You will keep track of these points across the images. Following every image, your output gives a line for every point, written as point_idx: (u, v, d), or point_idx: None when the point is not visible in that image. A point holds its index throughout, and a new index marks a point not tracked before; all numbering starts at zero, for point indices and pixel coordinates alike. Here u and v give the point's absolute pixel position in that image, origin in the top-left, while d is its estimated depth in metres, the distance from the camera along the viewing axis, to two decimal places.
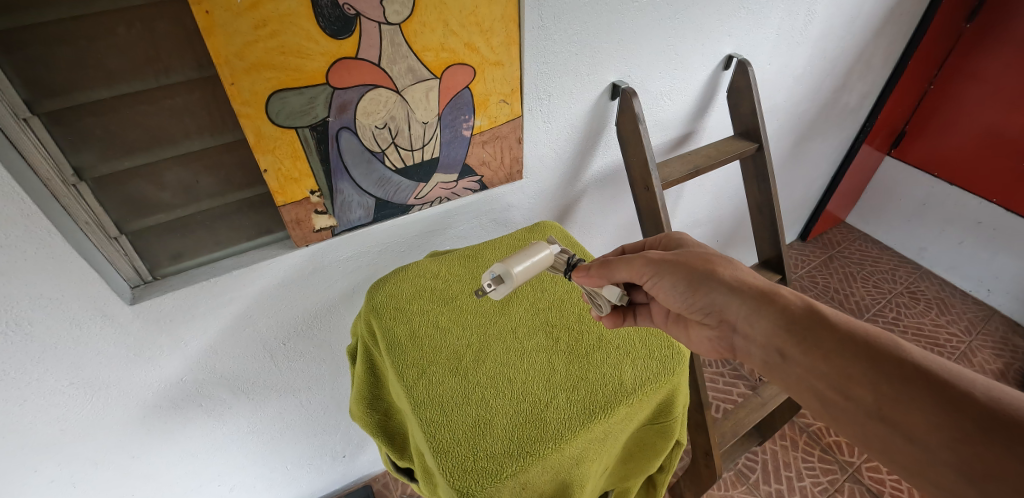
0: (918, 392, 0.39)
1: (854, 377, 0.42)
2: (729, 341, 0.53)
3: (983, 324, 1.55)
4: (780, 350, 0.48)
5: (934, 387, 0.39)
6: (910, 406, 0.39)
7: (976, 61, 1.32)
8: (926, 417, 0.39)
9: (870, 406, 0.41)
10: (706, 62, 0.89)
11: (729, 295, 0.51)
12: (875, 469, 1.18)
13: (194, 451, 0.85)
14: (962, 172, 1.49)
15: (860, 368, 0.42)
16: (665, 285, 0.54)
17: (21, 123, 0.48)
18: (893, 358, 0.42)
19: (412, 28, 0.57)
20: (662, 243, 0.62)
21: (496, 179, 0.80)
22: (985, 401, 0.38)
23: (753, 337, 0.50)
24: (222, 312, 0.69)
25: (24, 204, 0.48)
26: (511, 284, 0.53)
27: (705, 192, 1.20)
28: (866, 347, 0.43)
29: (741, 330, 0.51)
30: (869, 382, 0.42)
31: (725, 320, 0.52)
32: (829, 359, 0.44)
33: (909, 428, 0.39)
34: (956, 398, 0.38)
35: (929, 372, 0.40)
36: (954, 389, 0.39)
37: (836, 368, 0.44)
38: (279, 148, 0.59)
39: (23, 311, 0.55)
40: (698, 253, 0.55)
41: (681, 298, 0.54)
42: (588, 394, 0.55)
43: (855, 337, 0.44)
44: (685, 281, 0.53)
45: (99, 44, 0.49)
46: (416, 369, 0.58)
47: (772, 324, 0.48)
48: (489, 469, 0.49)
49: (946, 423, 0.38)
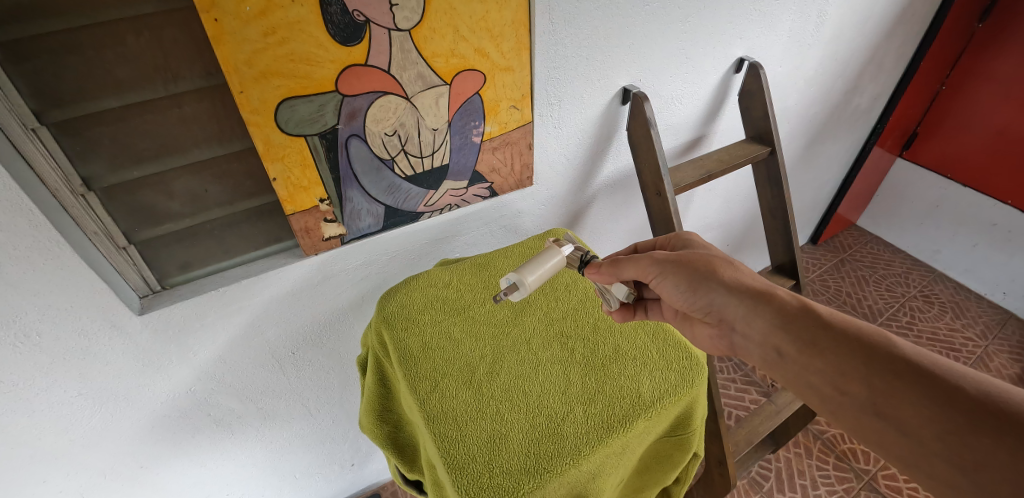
0: (909, 386, 0.39)
1: (847, 374, 0.42)
2: (729, 341, 0.52)
3: (999, 329, 1.53)
4: (777, 348, 0.47)
5: (925, 381, 0.39)
6: (902, 399, 0.39)
7: (988, 61, 1.30)
8: (918, 411, 0.38)
9: (865, 401, 0.41)
10: (717, 64, 0.88)
11: (729, 296, 0.50)
12: (892, 477, 1.16)
13: (203, 463, 0.84)
14: (975, 172, 1.47)
15: (854, 365, 0.42)
16: (667, 284, 0.53)
17: (29, 133, 0.47)
18: (884, 354, 0.41)
19: (421, 34, 0.57)
20: (671, 243, 0.60)
21: (506, 185, 0.80)
22: (974, 393, 0.37)
23: (750, 336, 0.49)
24: (231, 321, 0.69)
25: (31, 214, 0.47)
26: (524, 291, 0.52)
27: (717, 196, 1.18)
28: (859, 344, 0.43)
29: (740, 329, 0.50)
30: (863, 378, 0.41)
31: (725, 320, 0.51)
32: (823, 356, 0.43)
33: (902, 421, 0.39)
34: (947, 391, 0.38)
35: (920, 367, 0.40)
36: (944, 382, 0.38)
37: (830, 364, 0.43)
38: (288, 156, 0.58)
39: (30, 322, 0.54)
40: (701, 255, 0.54)
41: (682, 297, 0.53)
42: (606, 409, 0.54)
43: (849, 333, 0.44)
44: (686, 281, 0.52)
45: (108, 54, 0.48)
46: (429, 383, 0.56)
47: (768, 324, 0.47)
48: (506, 486, 0.47)
49: (938, 416, 0.37)
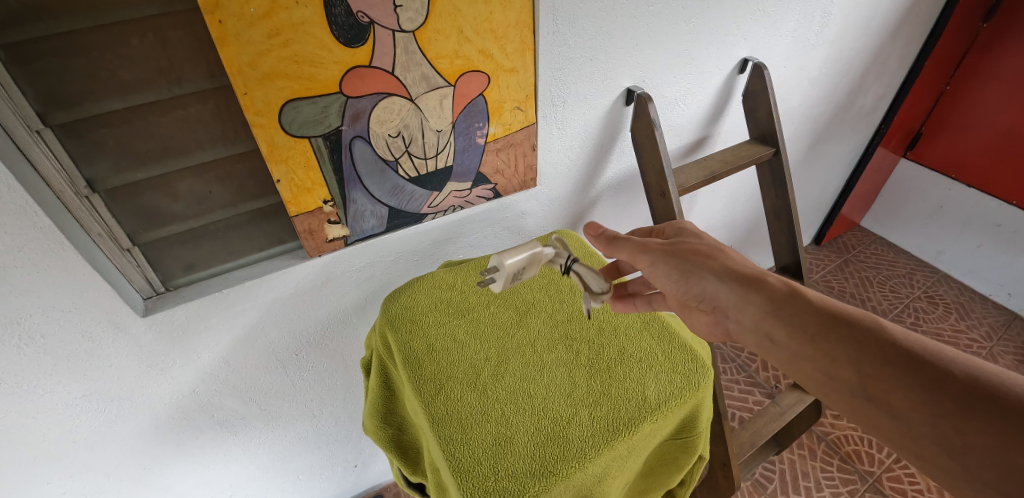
0: (899, 371, 0.39)
1: (837, 360, 0.42)
2: (724, 327, 0.52)
3: (1004, 330, 1.52)
4: (769, 334, 0.47)
5: (914, 365, 0.39)
6: (891, 384, 0.39)
7: (993, 61, 1.30)
8: (909, 396, 0.38)
9: (855, 386, 0.41)
10: (722, 65, 0.88)
11: (721, 285, 0.51)
12: (897, 479, 1.16)
13: (207, 464, 0.84)
14: (980, 172, 1.46)
15: (844, 351, 0.41)
16: (660, 273, 0.55)
17: (33, 134, 0.48)
18: (875, 339, 0.41)
19: (426, 35, 0.56)
20: (664, 230, 0.61)
21: (511, 186, 0.79)
22: (964, 376, 0.37)
23: (743, 323, 0.49)
24: (235, 323, 0.69)
25: (36, 216, 0.47)
26: (500, 272, 0.52)
27: (721, 196, 1.18)
28: (849, 329, 0.42)
29: (733, 316, 0.50)
30: (854, 364, 0.41)
31: (718, 307, 0.51)
32: (815, 343, 0.43)
33: (893, 407, 0.38)
34: (937, 375, 0.37)
35: (911, 352, 0.39)
36: (934, 366, 0.38)
37: (821, 351, 0.43)
38: (292, 157, 0.58)
39: (35, 324, 0.54)
40: (694, 245, 0.55)
41: (675, 286, 0.54)
42: (611, 410, 0.53)
43: (841, 319, 0.43)
44: (678, 271, 0.53)
45: (112, 56, 0.48)
46: (433, 385, 0.56)
47: (759, 310, 0.48)
48: (512, 488, 0.47)
49: (927, 401, 0.37)
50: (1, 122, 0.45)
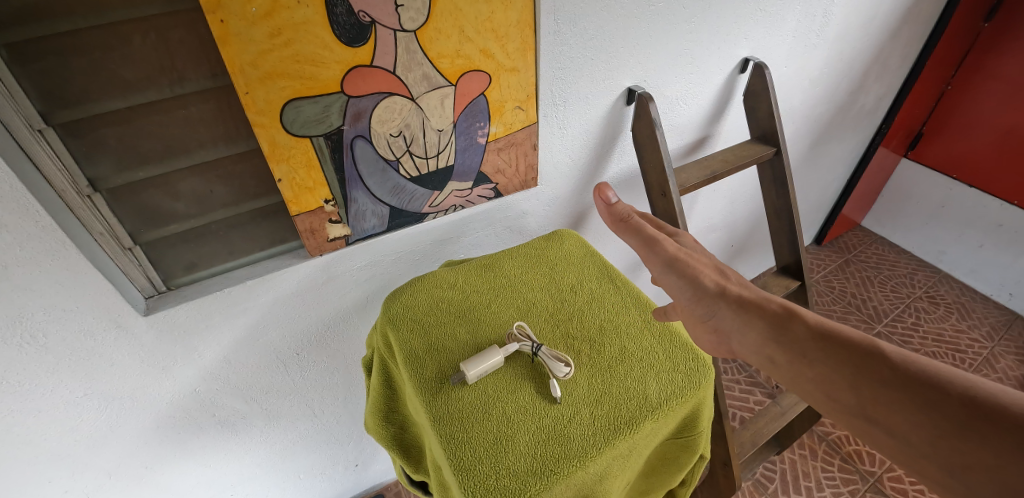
0: (896, 394, 0.40)
1: (836, 382, 0.43)
2: (727, 346, 0.54)
3: (1005, 330, 1.52)
4: (771, 357, 0.48)
5: (912, 385, 0.40)
6: (890, 405, 0.40)
7: (994, 61, 1.30)
8: (906, 417, 0.39)
9: (854, 407, 0.42)
10: (723, 65, 0.88)
11: (728, 308, 0.53)
12: (898, 479, 1.15)
13: (208, 463, 0.84)
14: (981, 172, 1.46)
15: (843, 374, 0.43)
16: (673, 282, 0.58)
17: (35, 133, 0.47)
18: (873, 362, 0.42)
19: (427, 34, 0.57)
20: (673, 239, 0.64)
21: (512, 186, 0.79)
22: (961, 396, 0.38)
23: (745, 346, 0.51)
24: (237, 322, 0.69)
25: (38, 215, 0.48)
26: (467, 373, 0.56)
27: (722, 196, 1.18)
28: (848, 353, 0.44)
29: (736, 339, 0.52)
30: (852, 386, 0.42)
31: (722, 329, 0.53)
32: (814, 367, 0.45)
33: (892, 427, 0.40)
34: (935, 396, 0.39)
35: (909, 374, 0.41)
36: (932, 387, 0.39)
37: (820, 374, 0.44)
38: (293, 157, 0.58)
39: (37, 323, 0.54)
40: (703, 259, 0.59)
41: (686, 302, 0.56)
42: (612, 410, 0.53)
43: (839, 342, 0.45)
44: (692, 288, 0.55)
45: (114, 55, 0.48)
46: (433, 385, 0.56)
47: (761, 335, 0.49)
48: (512, 488, 0.47)
49: (925, 421, 0.38)
50: (1, 118, 0.45)
